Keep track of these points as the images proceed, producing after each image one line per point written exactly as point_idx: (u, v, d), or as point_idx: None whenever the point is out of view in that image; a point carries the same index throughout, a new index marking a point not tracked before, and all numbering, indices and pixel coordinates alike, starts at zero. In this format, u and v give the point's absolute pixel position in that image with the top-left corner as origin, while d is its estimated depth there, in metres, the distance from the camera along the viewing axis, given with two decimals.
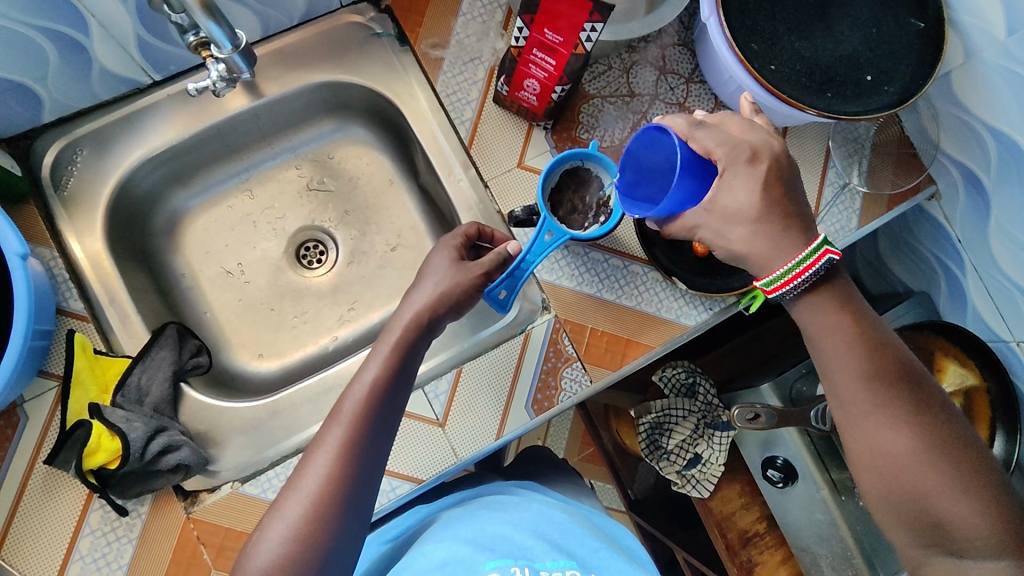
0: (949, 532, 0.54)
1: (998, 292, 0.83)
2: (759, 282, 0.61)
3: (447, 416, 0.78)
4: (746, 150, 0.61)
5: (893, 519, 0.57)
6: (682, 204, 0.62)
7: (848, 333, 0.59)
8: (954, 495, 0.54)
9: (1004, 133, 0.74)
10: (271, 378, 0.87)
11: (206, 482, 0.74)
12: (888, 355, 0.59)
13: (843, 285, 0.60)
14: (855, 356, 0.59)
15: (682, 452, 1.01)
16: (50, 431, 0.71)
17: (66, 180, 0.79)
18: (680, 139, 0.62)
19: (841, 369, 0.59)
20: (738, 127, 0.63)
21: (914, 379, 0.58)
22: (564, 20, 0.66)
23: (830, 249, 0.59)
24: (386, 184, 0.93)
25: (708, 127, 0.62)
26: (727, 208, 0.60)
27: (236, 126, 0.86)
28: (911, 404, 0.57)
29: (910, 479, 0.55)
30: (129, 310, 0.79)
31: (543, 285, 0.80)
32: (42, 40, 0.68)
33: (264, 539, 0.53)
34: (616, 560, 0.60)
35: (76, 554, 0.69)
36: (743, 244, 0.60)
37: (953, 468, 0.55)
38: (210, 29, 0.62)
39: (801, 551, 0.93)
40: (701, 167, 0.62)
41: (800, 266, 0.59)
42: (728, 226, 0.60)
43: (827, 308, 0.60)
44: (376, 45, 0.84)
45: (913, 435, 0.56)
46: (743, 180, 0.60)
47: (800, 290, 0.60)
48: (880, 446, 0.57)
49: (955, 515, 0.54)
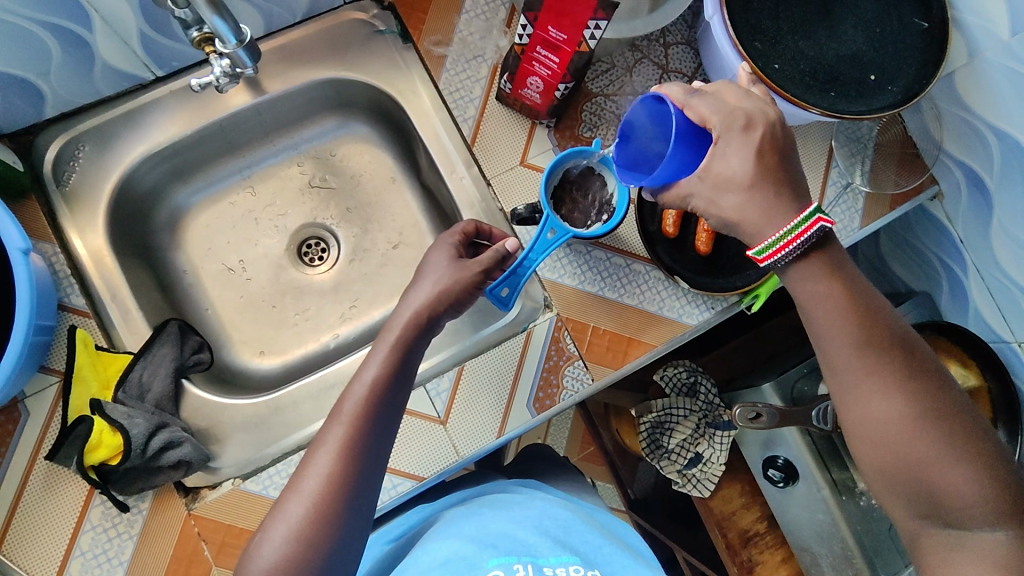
0: (945, 501, 0.54)
1: (1000, 292, 0.83)
2: (752, 250, 0.60)
3: (448, 414, 0.78)
4: (740, 118, 0.60)
5: (890, 490, 0.57)
6: (676, 173, 0.62)
7: (840, 302, 0.58)
8: (949, 464, 0.54)
9: (1008, 133, 0.74)
10: (272, 376, 0.87)
11: (206, 479, 0.74)
12: (880, 323, 0.57)
13: (853, 277, 0.59)
14: (846, 324, 0.57)
15: (683, 451, 1.01)
16: (51, 426, 0.71)
17: (68, 175, 0.79)
18: (676, 107, 0.61)
19: (833, 339, 0.58)
20: (735, 95, 0.62)
21: (907, 346, 0.58)
22: (568, 18, 0.66)
23: (823, 217, 0.57)
24: (388, 182, 0.93)
25: (703, 95, 0.61)
26: (719, 174, 0.59)
27: (238, 122, 0.86)
28: (903, 371, 0.56)
29: (904, 447, 0.55)
30: (130, 306, 0.78)
31: (544, 283, 0.80)
32: (46, 35, 0.68)
33: (266, 541, 0.53)
34: (621, 556, 0.60)
35: (77, 550, 0.69)
36: (735, 212, 0.59)
37: (946, 435, 0.54)
38: (214, 23, 0.62)
39: (801, 551, 0.93)
40: (697, 136, 0.62)
41: (794, 233, 0.57)
42: (719, 194, 0.59)
43: (816, 274, 0.58)
44: (379, 42, 0.84)
45: (906, 403, 0.55)
46: (737, 147, 0.59)
47: (792, 258, 0.59)
48: (872, 415, 0.56)
49: (951, 484, 0.54)
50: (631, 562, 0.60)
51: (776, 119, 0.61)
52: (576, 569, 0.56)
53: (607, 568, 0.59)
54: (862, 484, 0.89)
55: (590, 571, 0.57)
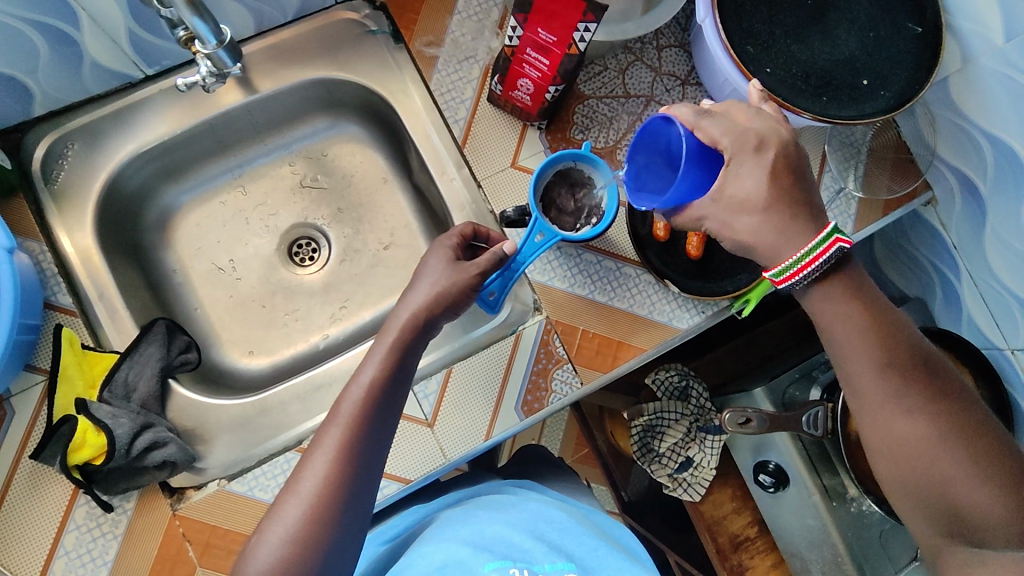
0: (968, 519, 0.54)
1: (996, 302, 0.83)
2: (769, 273, 0.61)
3: (436, 416, 0.77)
4: (752, 139, 0.60)
5: (912, 507, 0.57)
6: (689, 194, 0.62)
7: (862, 321, 0.58)
8: (971, 482, 0.54)
9: (1004, 141, 0.74)
10: (261, 376, 0.86)
11: (192, 479, 0.74)
12: (900, 341, 0.58)
13: (843, 286, 0.59)
14: (866, 343, 0.58)
15: (673, 455, 0.99)
16: (37, 425, 0.71)
17: (56, 173, 0.79)
18: (687, 129, 0.60)
19: (852, 356, 0.58)
20: (744, 113, 0.61)
21: (931, 366, 0.58)
22: (558, 19, 0.67)
23: (840, 239, 0.58)
24: (379, 183, 0.93)
25: (714, 116, 0.60)
26: (735, 198, 0.60)
27: (229, 122, 0.85)
28: (927, 390, 0.57)
29: (925, 465, 0.55)
30: (118, 305, 0.78)
31: (534, 286, 0.80)
32: (32, 33, 0.67)
33: (262, 543, 0.53)
34: (616, 558, 0.60)
35: (61, 550, 0.69)
36: (751, 234, 0.60)
37: (969, 455, 0.54)
38: (195, 25, 0.62)
39: (790, 556, 0.93)
40: (707, 157, 0.62)
41: (810, 256, 0.58)
42: (734, 216, 0.60)
43: (839, 295, 0.59)
44: (370, 42, 0.84)
45: (929, 423, 0.56)
46: (750, 168, 0.59)
47: (811, 280, 0.59)
48: (893, 432, 0.57)
49: (973, 502, 0.53)
50: (628, 565, 0.60)
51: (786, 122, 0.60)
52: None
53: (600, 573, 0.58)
54: (852, 490, 0.89)
55: None
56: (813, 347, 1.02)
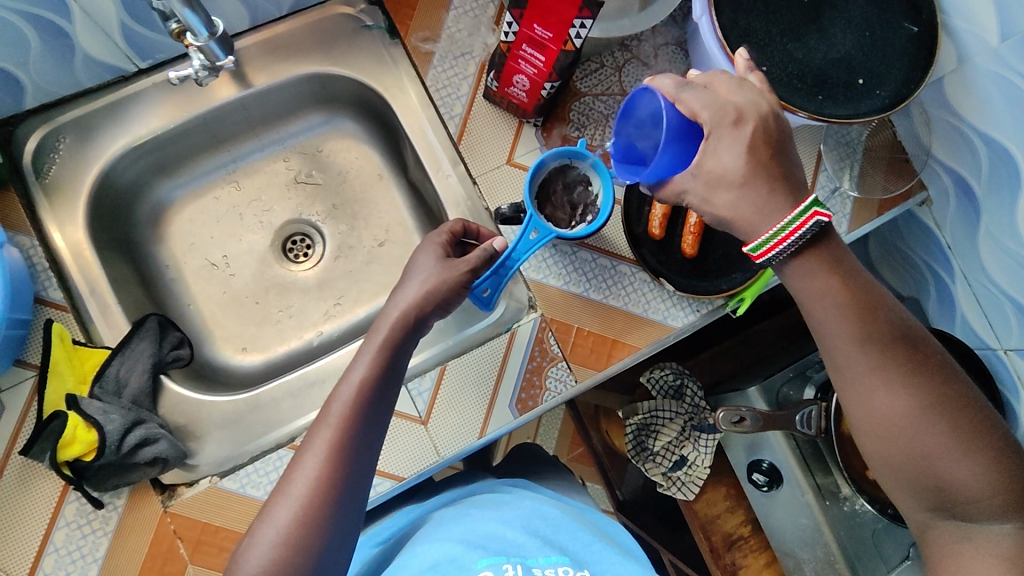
0: (952, 494, 0.54)
1: (989, 302, 0.83)
2: (746, 248, 0.59)
3: (429, 414, 0.77)
4: (731, 112, 0.59)
5: (898, 484, 0.57)
6: (671, 169, 0.61)
7: (841, 298, 0.57)
8: (954, 456, 0.54)
9: (996, 140, 0.74)
10: (255, 372, 0.86)
11: (183, 476, 0.73)
12: (880, 318, 0.57)
13: (835, 259, 0.58)
14: (847, 322, 0.57)
15: (668, 454, 0.99)
16: (27, 421, 0.70)
17: (47, 167, 0.78)
18: (667, 101, 0.61)
19: (835, 338, 0.57)
20: (727, 87, 0.60)
21: (914, 342, 0.57)
22: (552, 15, 0.65)
23: (819, 212, 0.56)
24: (374, 179, 0.92)
25: (695, 88, 0.60)
26: (714, 189, 0.59)
27: (223, 117, 0.85)
28: (910, 368, 0.56)
29: (910, 441, 0.55)
30: (109, 300, 0.78)
31: (529, 284, 0.79)
32: (23, 24, 0.67)
33: (253, 545, 0.52)
34: (609, 553, 0.60)
35: (50, 547, 0.68)
36: (728, 209, 0.58)
37: (951, 429, 0.54)
38: (185, 17, 0.62)
39: (784, 555, 0.93)
40: (689, 132, 0.61)
41: (787, 230, 0.57)
42: (712, 191, 0.59)
43: (815, 270, 0.57)
44: (366, 37, 0.83)
45: (912, 398, 0.55)
46: (728, 145, 0.58)
47: (788, 254, 0.58)
48: (876, 408, 0.56)
49: (958, 477, 0.54)
50: (621, 559, 0.59)
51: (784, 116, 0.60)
52: (566, 570, 0.55)
53: (595, 567, 0.58)
54: (846, 489, 0.89)
55: (579, 572, 0.56)
56: (808, 346, 1.02)
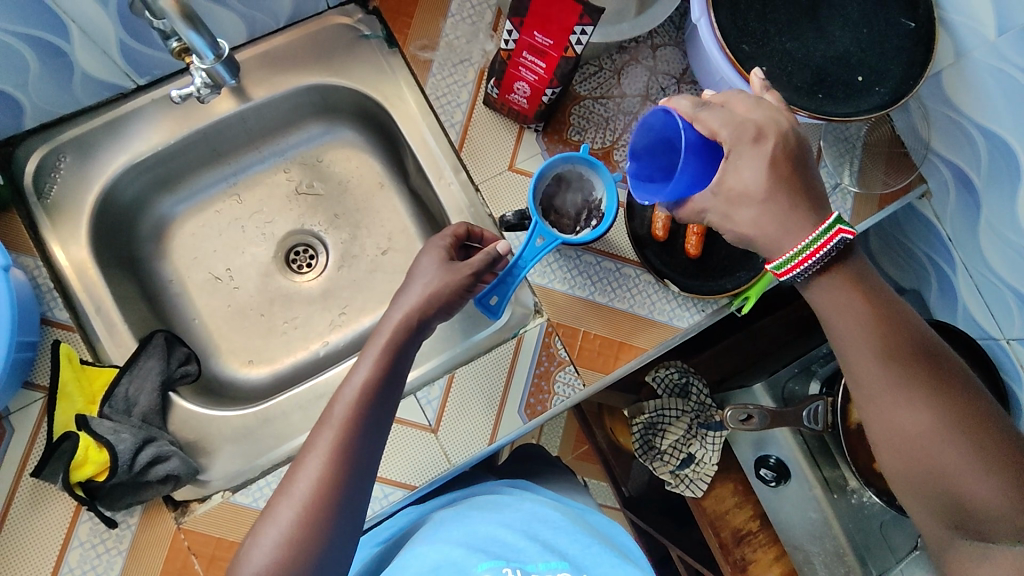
0: (974, 513, 0.53)
1: (990, 291, 0.84)
2: (769, 265, 0.60)
3: (439, 421, 0.77)
4: (750, 129, 0.59)
5: (915, 497, 0.57)
6: (690, 188, 0.62)
7: (859, 311, 0.57)
8: (976, 475, 0.53)
9: (995, 132, 0.74)
10: (261, 385, 0.86)
11: (196, 492, 0.74)
12: (902, 333, 0.57)
13: (844, 264, 0.58)
14: (869, 335, 0.57)
15: (675, 452, 1.00)
16: (37, 442, 0.71)
17: (49, 187, 0.78)
18: (685, 121, 0.61)
19: (854, 345, 0.58)
20: (744, 104, 0.61)
21: (935, 356, 0.57)
22: (553, 24, 0.66)
23: (843, 229, 0.57)
24: (375, 187, 0.92)
25: (711, 108, 0.61)
26: (733, 190, 0.59)
27: (222, 130, 0.85)
28: (931, 383, 0.56)
29: (930, 457, 0.55)
30: (115, 319, 0.78)
31: (534, 289, 0.79)
32: (22, 47, 0.67)
33: (256, 546, 0.53)
34: (608, 557, 0.59)
35: (65, 567, 0.68)
36: (751, 226, 0.59)
37: (971, 444, 0.54)
38: (190, 38, 0.62)
39: (793, 549, 0.93)
40: (707, 150, 0.62)
41: (812, 247, 0.57)
42: (734, 208, 0.60)
43: (838, 286, 0.58)
44: (364, 47, 0.83)
45: (933, 414, 0.55)
46: (749, 160, 0.59)
47: (813, 272, 0.58)
48: (897, 424, 0.56)
49: (979, 496, 0.53)
50: (620, 564, 0.58)
51: (786, 119, 0.60)
52: None
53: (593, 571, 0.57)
54: (852, 482, 0.90)
55: None
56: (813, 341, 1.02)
